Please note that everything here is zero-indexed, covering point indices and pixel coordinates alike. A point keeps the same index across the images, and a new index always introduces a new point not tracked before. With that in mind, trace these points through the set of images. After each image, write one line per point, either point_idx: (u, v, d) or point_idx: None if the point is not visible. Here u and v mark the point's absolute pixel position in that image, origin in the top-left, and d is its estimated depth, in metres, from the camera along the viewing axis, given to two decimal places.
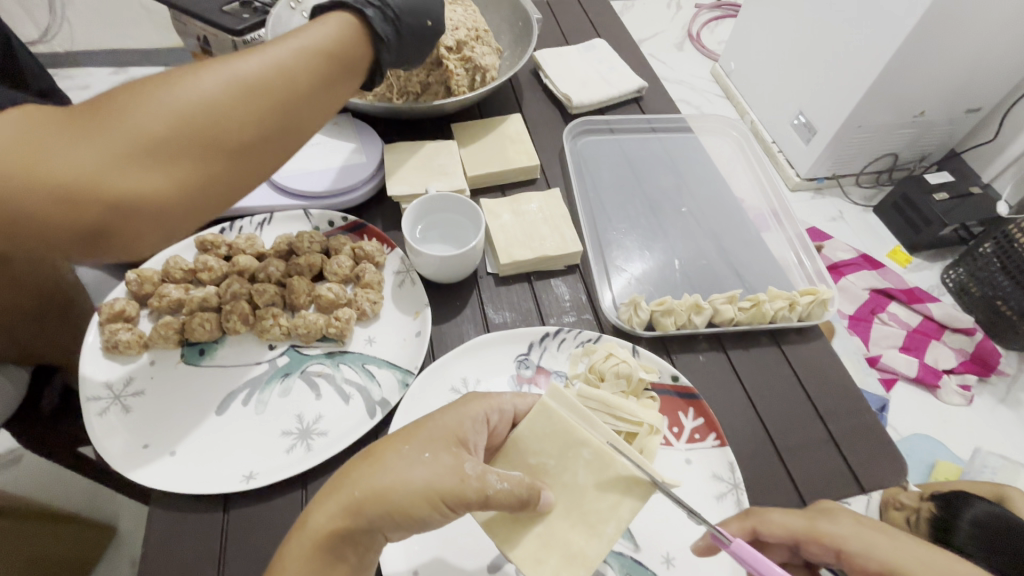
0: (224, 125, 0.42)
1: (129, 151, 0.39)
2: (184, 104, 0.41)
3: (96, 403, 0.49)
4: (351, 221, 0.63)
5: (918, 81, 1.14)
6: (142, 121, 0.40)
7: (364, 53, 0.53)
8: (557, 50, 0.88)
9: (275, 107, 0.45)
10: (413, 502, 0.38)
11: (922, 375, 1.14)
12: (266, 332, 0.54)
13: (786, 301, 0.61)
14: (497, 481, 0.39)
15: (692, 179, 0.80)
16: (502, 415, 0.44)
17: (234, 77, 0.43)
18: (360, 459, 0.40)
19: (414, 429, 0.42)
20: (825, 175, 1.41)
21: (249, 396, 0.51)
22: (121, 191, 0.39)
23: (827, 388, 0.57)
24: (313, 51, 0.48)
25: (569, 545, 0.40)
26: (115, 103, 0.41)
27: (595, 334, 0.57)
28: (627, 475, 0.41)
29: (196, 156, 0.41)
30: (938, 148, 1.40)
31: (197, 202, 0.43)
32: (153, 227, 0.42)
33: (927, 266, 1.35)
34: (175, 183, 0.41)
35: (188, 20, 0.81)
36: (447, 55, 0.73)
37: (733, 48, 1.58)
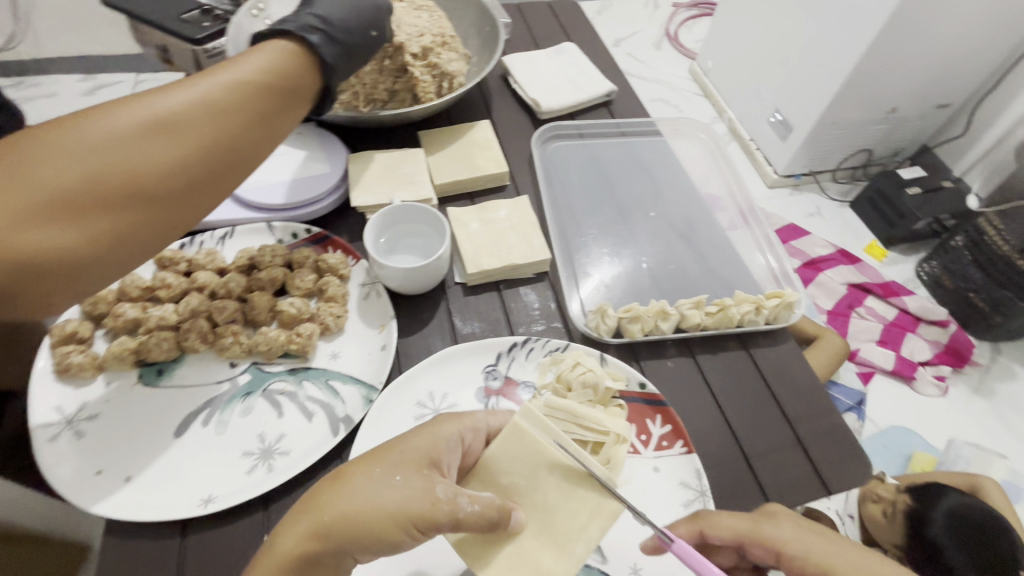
0: (146, 171, 0.41)
1: (42, 205, 0.38)
2: (101, 152, 0.40)
3: (47, 429, 0.47)
4: (315, 232, 0.62)
5: (890, 78, 1.15)
6: (54, 173, 0.39)
7: (304, 79, 0.52)
8: (527, 54, 0.87)
9: (200, 146, 0.44)
10: (383, 525, 0.37)
11: (900, 367, 1.16)
12: (225, 350, 0.52)
13: (751, 305, 0.62)
14: (468, 503, 0.38)
15: (663, 182, 0.80)
16: (476, 434, 0.44)
17: (154, 119, 0.42)
18: (330, 481, 0.39)
19: (388, 450, 0.41)
20: (802, 171, 1.42)
21: (210, 416, 0.50)
22: (33, 247, 0.38)
23: (796, 391, 0.58)
24: (244, 84, 0.47)
25: (537, 564, 0.39)
26: (24, 151, 0.39)
27: (563, 342, 0.56)
28: (596, 498, 0.40)
29: (116, 205, 0.40)
30: (910, 143, 1.43)
31: (121, 251, 0.42)
32: (77, 278, 0.40)
33: (902, 260, 1.37)
34: (93, 234, 0.40)
35: (147, 29, 0.79)
36: (412, 62, 0.71)
37: (709, 47, 1.59)
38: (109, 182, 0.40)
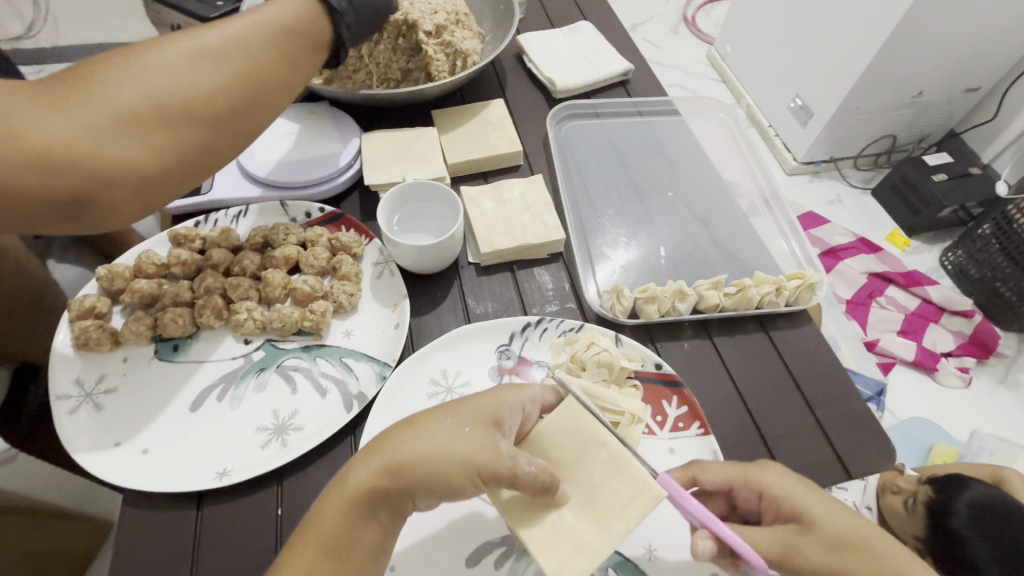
0: (191, 93, 0.41)
1: (98, 118, 0.38)
2: (153, 75, 0.40)
3: (66, 402, 0.48)
4: (329, 211, 0.62)
5: (918, 59, 1.11)
6: (108, 92, 0.39)
7: (325, 26, 0.51)
8: (542, 34, 0.85)
9: (241, 77, 0.44)
10: (452, 471, 0.36)
11: (920, 358, 1.13)
12: (239, 327, 0.52)
13: (772, 285, 0.60)
14: (527, 463, 0.37)
15: (682, 164, 0.78)
16: (535, 406, 0.43)
17: (199, 49, 0.43)
18: (410, 425, 0.38)
19: (461, 404, 0.40)
20: (823, 157, 1.39)
21: (224, 392, 0.50)
22: (96, 159, 0.38)
23: (816, 375, 0.56)
24: (277, 23, 0.47)
25: (578, 537, 0.38)
26: (78, 76, 0.40)
27: (578, 323, 0.55)
28: (643, 476, 0.38)
29: (166, 124, 0.40)
30: (937, 128, 1.38)
31: (170, 174, 0.42)
32: (132, 196, 0.41)
33: (926, 249, 1.34)
34: (148, 153, 0.40)
35: (162, 9, 0.79)
36: (425, 40, 0.71)
37: (728, 30, 1.55)
38: (159, 102, 0.40)
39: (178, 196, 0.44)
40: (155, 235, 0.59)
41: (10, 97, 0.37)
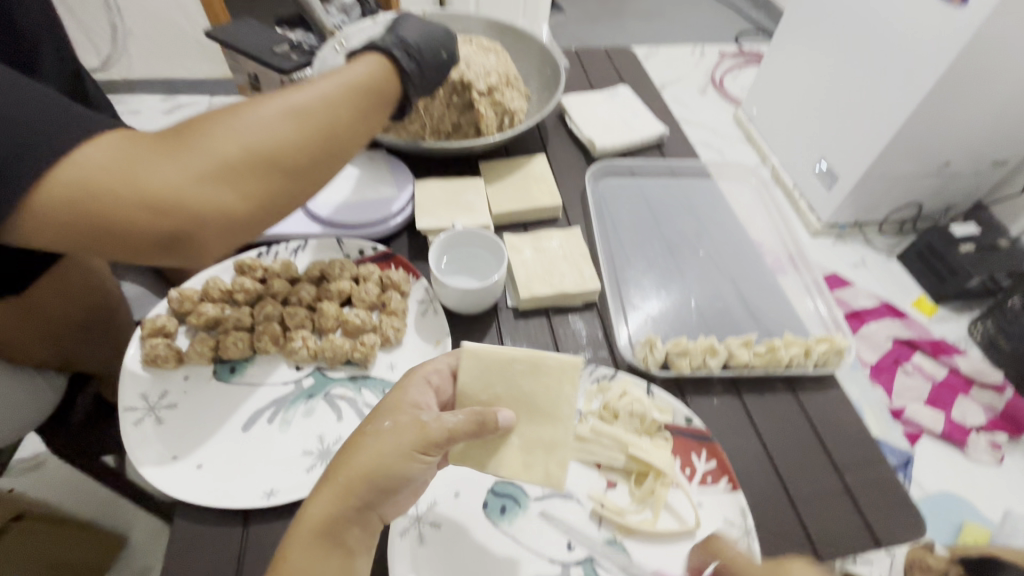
0: (280, 147, 0.46)
1: (204, 168, 0.43)
2: (250, 131, 0.46)
3: (132, 413, 0.51)
4: (381, 250, 0.66)
5: (944, 130, 1.16)
6: (215, 145, 0.44)
7: (394, 88, 0.57)
8: (584, 96, 0.92)
9: (324, 133, 0.49)
10: (394, 465, 0.42)
11: (949, 430, 1.12)
12: (293, 353, 0.56)
13: (801, 347, 0.61)
14: (451, 416, 0.44)
15: (711, 223, 0.80)
16: (439, 373, 0.49)
17: (292, 107, 0.48)
18: (345, 452, 0.43)
19: (378, 413, 0.45)
20: (847, 221, 1.42)
21: (274, 415, 0.53)
22: (196, 203, 0.43)
23: (843, 439, 0.57)
24: (356, 85, 0.53)
25: (542, 439, 0.48)
26: (187, 130, 0.45)
27: (610, 370, 0.57)
28: (559, 365, 0.48)
29: (258, 174, 0.46)
30: (963, 199, 1.42)
31: (255, 217, 0.47)
32: (222, 236, 0.46)
33: (951, 318, 1.34)
34: (241, 200, 0.45)
35: (242, 59, 0.88)
36: (478, 98, 0.77)
37: (754, 95, 1.62)
38: (253, 155, 0.45)
39: (255, 236, 0.49)
40: (221, 262, 0.64)
41: (129, 145, 0.42)
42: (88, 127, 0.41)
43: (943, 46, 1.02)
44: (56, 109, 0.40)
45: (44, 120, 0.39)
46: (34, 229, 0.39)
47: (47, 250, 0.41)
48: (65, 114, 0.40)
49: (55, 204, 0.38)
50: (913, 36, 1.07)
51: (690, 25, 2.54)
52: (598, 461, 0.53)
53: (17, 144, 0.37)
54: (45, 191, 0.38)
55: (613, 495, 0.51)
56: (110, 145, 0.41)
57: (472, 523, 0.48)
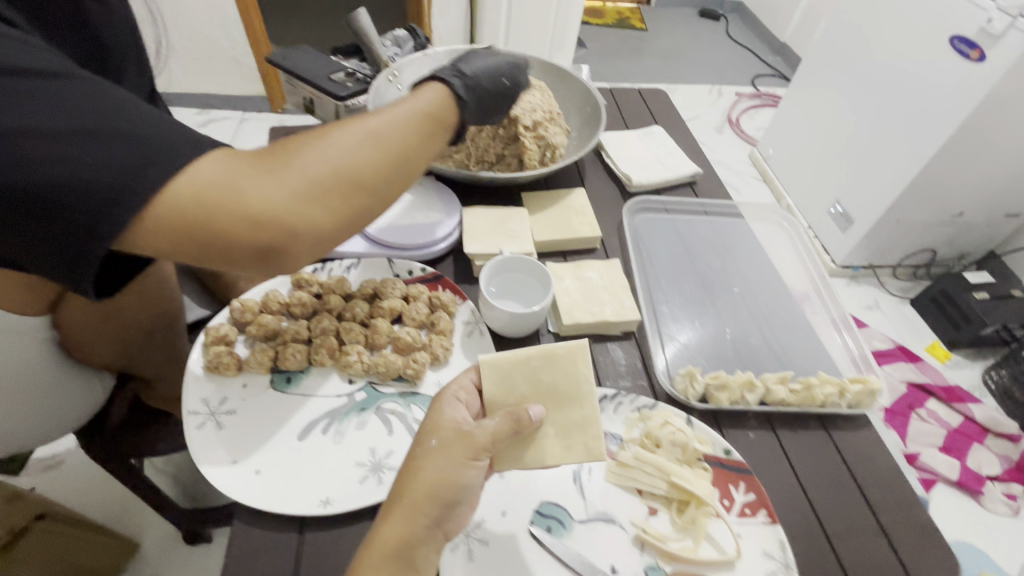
0: (364, 169, 0.50)
1: (294, 184, 0.46)
2: (340, 152, 0.49)
3: (195, 417, 0.54)
4: (429, 272, 0.69)
5: (964, 181, 1.23)
6: (304, 163, 0.47)
7: (454, 114, 0.60)
8: (620, 134, 0.96)
9: (398, 153, 0.52)
10: (450, 478, 0.45)
11: (964, 479, 1.11)
12: (348, 367, 0.58)
13: (836, 387, 0.62)
14: (490, 421, 0.48)
15: (743, 262, 0.83)
16: (466, 388, 0.52)
17: (372, 130, 0.51)
18: (404, 478, 0.46)
19: (424, 434, 0.48)
20: (861, 264, 1.47)
21: (328, 426, 0.55)
22: (290, 218, 0.46)
23: (877, 479, 0.58)
24: (422, 111, 0.56)
25: (574, 422, 0.52)
26: (281, 149, 0.48)
27: (651, 400, 0.59)
28: (566, 351, 0.53)
29: (341, 191, 0.48)
30: (978, 248, 1.48)
31: (334, 231, 0.49)
32: (304, 248, 0.48)
33: (966, 364, 1.37)
34: (325, 215, 0.48)
35: (298, 83, 0.93)
36: (524, 132, 0.81)
37: (771, 136, 1.68)
38: (341, 175, 0.48)
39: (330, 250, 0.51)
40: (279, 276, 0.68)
41: (233, 163, 0.45)
42: (195, 143, 0.44)
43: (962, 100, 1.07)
44: (167, 126, 0.43)
45: (160, 135, 0.42)
46: (146, 234, 0.42)
47: (150, 255, 0.44)
48: (176, 131, 0.43)
49: (169, 214, 0.41)
50: (932, 90, 1.12)
51: (707, 64, 2.64)
52: (640, 487, 0.54)
53: (137, 158, 0.40)
54: (162, 202, 0.41)
55: (654, 522, 0.52)
56: (216, 162, 0.44)
57: (519, 543, 0.50)
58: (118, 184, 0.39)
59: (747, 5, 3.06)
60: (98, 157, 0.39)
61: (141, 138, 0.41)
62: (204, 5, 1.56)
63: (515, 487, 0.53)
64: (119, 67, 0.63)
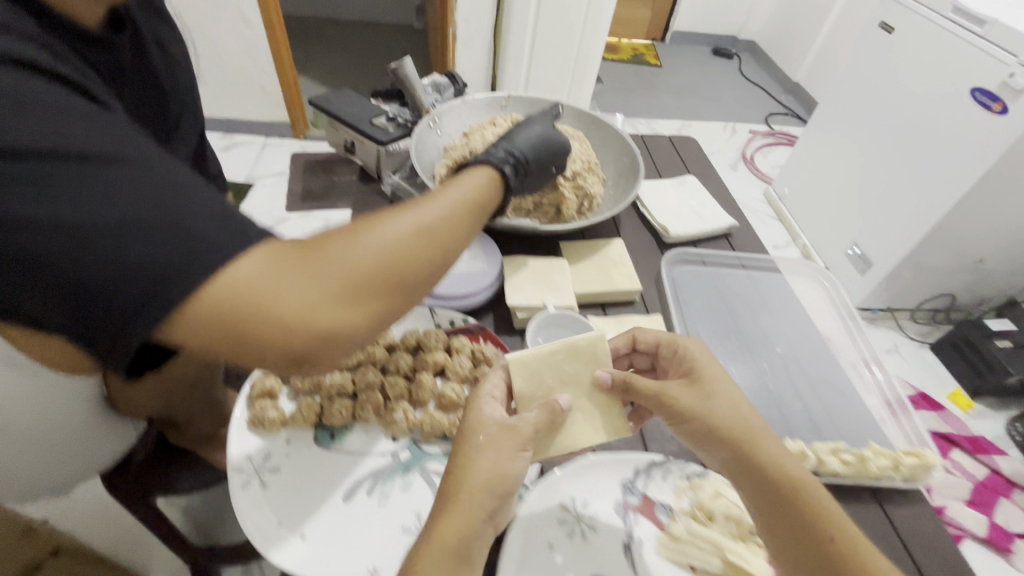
0: (415, 267, 0.43)
1: (336, 287, 0.39)
2: (389, 248, 0.42)
3: (239, 475, 0.52)
4: (469, 323, 0.68)
5: (986, 227, 1.26)
6: (348, 261, 0.40)
7: (498, 200, 0.55)
8: (655, 183, 0.97)
9: (448, 250, 0.46)
10: (505, 470, 0.46)
11: (993, 535, 1.08)
12: (393, 425, 0.58)
13: (890, 460, 0.60)
14: (528, 415, 0.51)
15: (783, 320, 0.82)
16: (496, 388, 0.54)
17: (425, 222, 0.45)
18: (456, 473, 0.46)
19: (465, 436, 0.49)
20: (880, 307, 1.49)
21: (373, 487, 0.54)
22: (325, 326, 0.39)
23: (934, 557, 0.56)
24: (475, 197, 0.51)
25: (598, 408, 0.55)
26: (327, 239, 0.41)
27: (701, 468, 0.58)
28: (587, 343, 0.56)
29: (385, 294, 0.42)
30: (997, 293, 1.52)
31: (370, 335, 0.43)
32: (336, 355, 0.41)
33: (990, 413, 1.35)
34: (363, 321, 0.41)
35: (341, 127, 0.95)
36: (563, 183, 0.82)
37: (787, 175, 1.74)
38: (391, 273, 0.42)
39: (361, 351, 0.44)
40: None
41: (277, 257, 0.38)
42: (251, 231, 0.38)
43: (989, 147, 1.10)
44: (223, 213, 0.37)
45: (211, 223, 0.36)
46: (171, 335, 0.36)
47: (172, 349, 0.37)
48: (232, 220, 0.37)
49: (198, 318, 0.35)
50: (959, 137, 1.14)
51: (721, 101, 2.69)
52: (693, 564, 0.52)
53: (185, 251, 0.34)
54: (197, 302, 0.34)
55: None
56: (262, 257, 0.37)
57: None
58: (158, 281, 0.33)
59: (760, 45, 3.13)
60: (140, 250, 0.33)
61: (191, 226, 0.35)
62: (238, 38, 1.61)
63: (569, 562, 0.51)
64: (178, 114, 0.65)
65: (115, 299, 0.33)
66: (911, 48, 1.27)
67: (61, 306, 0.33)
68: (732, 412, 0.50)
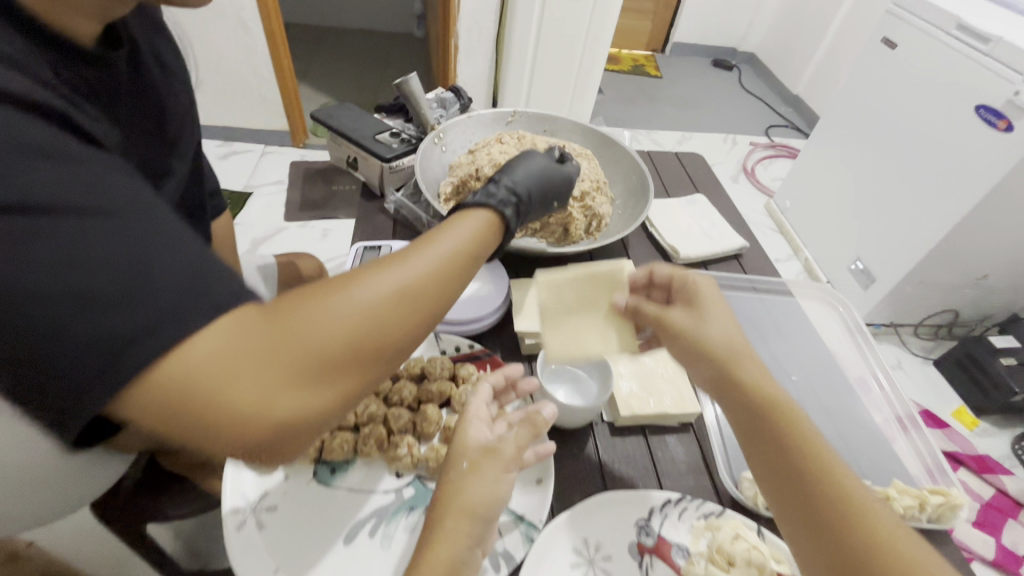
0: (389, 342, 0.38)
1: (301, 366, 0.34)
2: (365, 317, 0.37)
3: (235, 516, 0.49)
4: (475, 349, 0.66)
5: (990, 244, 1.24)
6: (317, 334, 0.35)
7: (495, 243, 0.50)
8: (664, 203, 0.96)
9: (433, 311, 0.41)
10: (489, 496, 0.46)
11: (1002, 559, 1.04)
12: (397, 461, 0.55)
13: (916, 499, 0.58)
14: (508, 435, 0.50)
15: (797, 346, 0.80)
16: (484, 402, 0.55)
17: (408, 283, 0.39)
18: (441, 500, 0.46)
19: (450, 461, 0.49)
20: (882, 322, 1.46)
21: (376, 528, 0.51)
22: (288, 412, 0.34)
23: None
24: (469, 246, 0.45)
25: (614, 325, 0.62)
26: (292, 305, 0.35)
27: (718, 507, 0.56)
28: (608, 271, 0.64)
29: (357, 368, 0.37)
30: (1001, 310, 1.51)
31: (342, 412, 0.38)
32: (302, 438, 0.36)
33: (995, 432, 1.33)
34: (331, 399, 0.36)
35: (345, 143, 0.94)
36: (572, 203, 0.80)
37: (789, 189, 1.72)
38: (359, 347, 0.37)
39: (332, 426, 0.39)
40: None
41: (234, 333, 0.32)
42: (221, 293, 0.32)
43: (993, 164, 1.08)
44: (194, 272, 0.32)
45: (173, 291, 0.31)
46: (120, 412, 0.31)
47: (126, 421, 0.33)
48: (201, 281, 0.32)
49: (142, 402, 0.31)
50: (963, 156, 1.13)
51: (721, 112, 2.69)
52: None
53: (138, 325, 0.29)
54: (138, 386, 0.30)
55: None
56: (215, 332, 0.31)
57: None
58: (105, 356, 0.29)
59: (760, 57, 3.13)
60: (88, 323, 0.29)
61: (149, 294, 0.30)
62: (238, 48, 1.59)
63: None
64: (181, 130, 0.62)
65: (65, 373, 0.30)
66: (913, 65, 1.26)
67: (9, 372, 0.30)
68: (724, 341, 0.52)
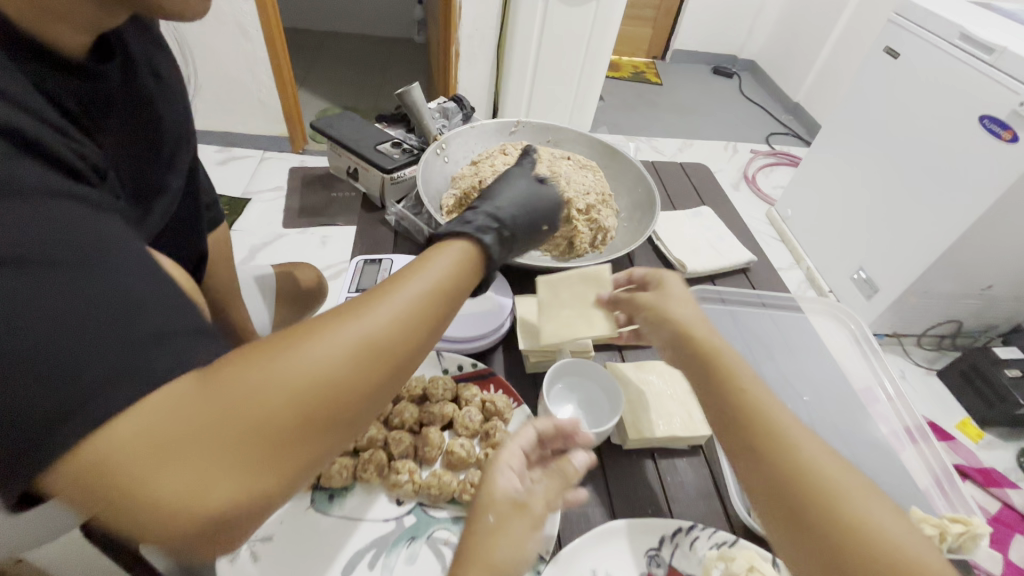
0: (344, 403, 0.35)
1: (243, 440, 0.31)
2: (315, 380, 0.33)
3: None
4: (479, 369, 0.64)
5: (994, 254, 1.23)
6: (260, 402, 0.32)
7: (472, 282, 0.47)
8: (670, 216, 0.94)
9: (395, 366, 0.38)
10: (512, 556, 0.42)
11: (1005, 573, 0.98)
12: (397, 488, 0.53)
13: (935, 529, 0.56)
14: (540, 488, 0.47)
15: (807, 364, 0.78)
16: (524, 442, 0.51)
17: (365, 337, 0.36)
18: (468, 550, 0.42)
19: (479, 508, 0.45)
20: (886, 332, 1.46)
21: (375, 558, 0.49)
22: (231, 495, 0.30)
23: None
24: (437, 288, 0.42)
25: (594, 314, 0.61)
26: (233, 369, 0.32)
27: (731, 537, 0.54)
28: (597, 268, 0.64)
29: (308, 436, 0.33)
30: (1005, 320, 1.49)
31: (295, 484, 0.34)
32: (250, 518, 0.33)
33: (1000, 444, 1.31)
34: (281, 475, 0.32)
35: (345, 153, 0.92)
36: (577, 216, 0.78)
37: (790, 197, 1.71)
38: (311, 412, 0.34)
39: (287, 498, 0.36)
40: None
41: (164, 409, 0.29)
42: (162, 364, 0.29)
43: (996, 174, 1.07)
44: (137, 341, 0.29)
45: (107, 360, 0.27)
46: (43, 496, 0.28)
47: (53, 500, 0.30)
48: (145, 351, 0.29)
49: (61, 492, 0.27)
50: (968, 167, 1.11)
51: (722, 119, 2.68)
52: None
53: (63, 403, 0.26)
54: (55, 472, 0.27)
55: None
56: (140, 411, 0.28)
57: None
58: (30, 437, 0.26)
59: (760, 64, 3.13)
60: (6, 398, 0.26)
61: (81, 367, 0.27)
62: (237, 52, 1.58)
63: None
64: (177, 144, 0.60)
65: None
66: (917, 74, 1.25)
67: None
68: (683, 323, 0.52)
